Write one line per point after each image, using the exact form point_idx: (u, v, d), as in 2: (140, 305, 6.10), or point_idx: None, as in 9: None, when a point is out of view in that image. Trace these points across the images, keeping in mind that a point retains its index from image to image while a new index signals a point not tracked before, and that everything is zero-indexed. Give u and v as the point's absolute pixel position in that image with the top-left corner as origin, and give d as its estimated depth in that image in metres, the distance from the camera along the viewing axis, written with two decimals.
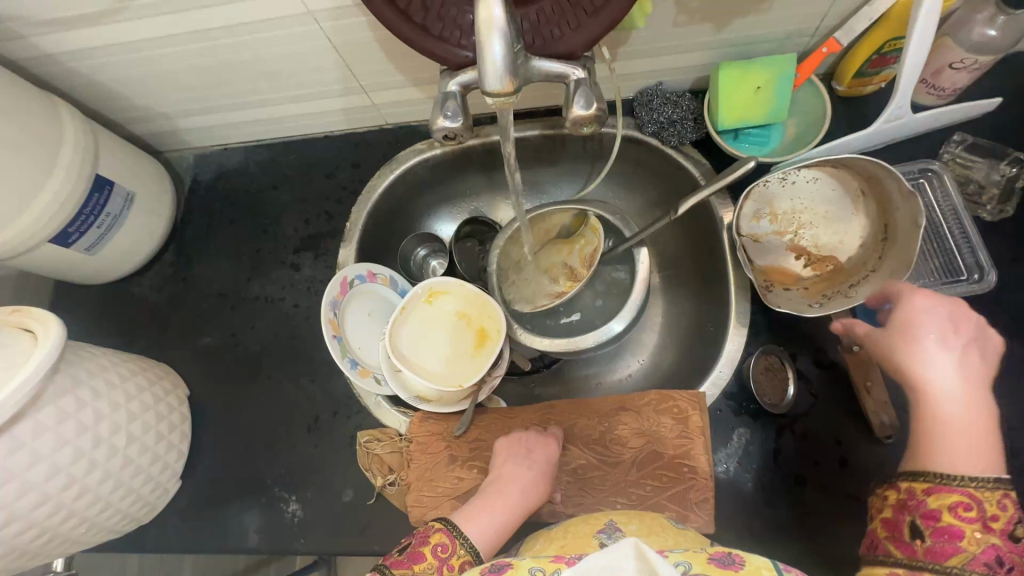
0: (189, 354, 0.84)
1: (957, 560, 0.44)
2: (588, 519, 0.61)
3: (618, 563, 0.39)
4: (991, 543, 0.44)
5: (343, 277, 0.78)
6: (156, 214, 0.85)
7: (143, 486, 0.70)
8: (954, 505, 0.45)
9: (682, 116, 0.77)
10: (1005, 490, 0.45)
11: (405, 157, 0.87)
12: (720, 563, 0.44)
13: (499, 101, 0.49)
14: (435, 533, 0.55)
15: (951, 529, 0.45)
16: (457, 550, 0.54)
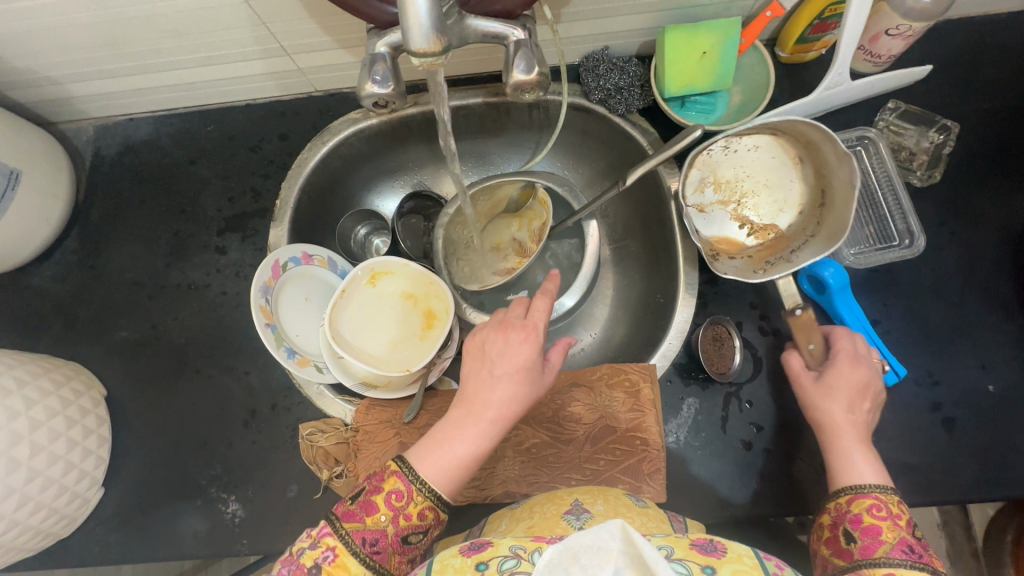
0: (103, 350, 0.76)
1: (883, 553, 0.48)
2: (551, 498, 0.61)
3: (604, 542, 0.38)
4: (905, 539, 0.49)
5: (274, 261, 0.72)
6: (50, 195, 0.75)
7: (56, 498, 0.64)
8: (867, 511, 0.51)
9: (629, 82, 0.75)
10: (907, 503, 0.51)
11: (338, 128, 0.80)
12: (702, 550, 0.45)
13: (425, 62, 0.45)
14: (391, 477, 0.51)
15: (871, 530, 0.50)
16: (415, 498, 0.50)
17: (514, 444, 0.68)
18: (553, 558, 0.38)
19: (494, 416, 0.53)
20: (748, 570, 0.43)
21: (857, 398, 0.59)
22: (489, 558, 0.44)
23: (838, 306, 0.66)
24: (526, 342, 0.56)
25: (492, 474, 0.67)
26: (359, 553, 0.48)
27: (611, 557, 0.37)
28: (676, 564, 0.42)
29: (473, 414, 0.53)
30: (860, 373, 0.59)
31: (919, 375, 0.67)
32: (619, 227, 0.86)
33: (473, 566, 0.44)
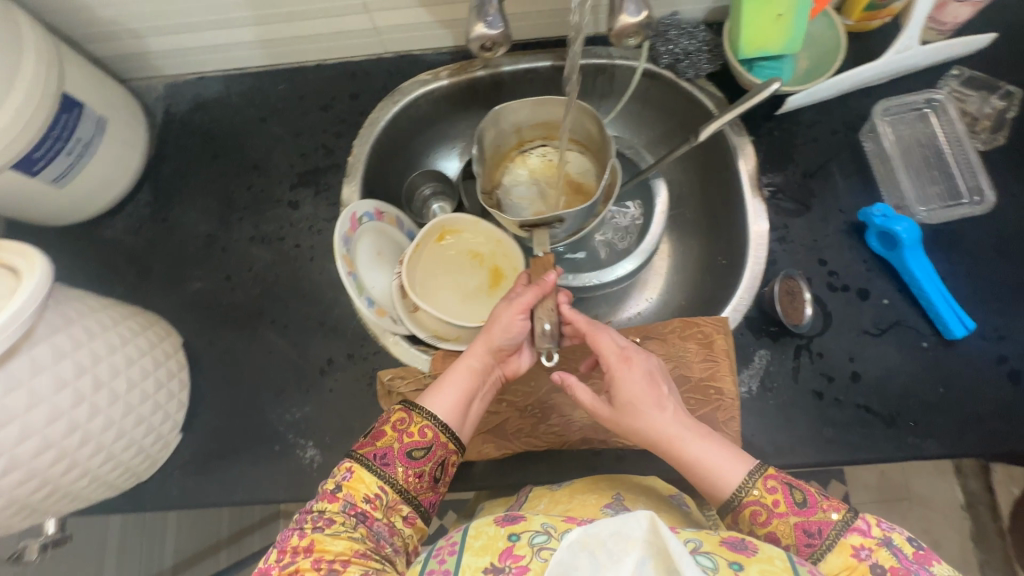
0: (178, 300, 0.77)
1: (789, 540, 0.50)
2: (591, 483, 0.64)
3: (628, 530, 0.41)
4: (796, 525, 0.50)
5: (352, 213, 0.73)
6: (129, 146, 0.76)
7: (144, 436, 0.65)
8: (752, 521, 0.51)
9: (697, 47, 0.78)
10: (767, 474, 0.52)
11: (409, 88, 0.82)
12: (732, 548, 0.45)
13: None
14: (395, 411, 0.55)
15: (771, 536, 0.51)
16: (415, 419, 0.54)
17: (590, 394, 0.69)
18: (575, 541, 0.42)
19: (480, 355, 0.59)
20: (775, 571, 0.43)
21: (661, 395, 0.57)
22: (520, 530, 0.47)
23: (908, 262, 0.68)
24: (523, 314, 0.60)
25: (569, 421, 0.68)
26: (372, 466, 0.52)
27: (635, 544, 0.40)
28: (702, 558, 0.43)
29: (463, 371, 0.58)
30: (636, 370, 0.58)
31: (984, 330, 0.69)
32: (675, 193, 0.86)
33: (505, 535, 0.47)
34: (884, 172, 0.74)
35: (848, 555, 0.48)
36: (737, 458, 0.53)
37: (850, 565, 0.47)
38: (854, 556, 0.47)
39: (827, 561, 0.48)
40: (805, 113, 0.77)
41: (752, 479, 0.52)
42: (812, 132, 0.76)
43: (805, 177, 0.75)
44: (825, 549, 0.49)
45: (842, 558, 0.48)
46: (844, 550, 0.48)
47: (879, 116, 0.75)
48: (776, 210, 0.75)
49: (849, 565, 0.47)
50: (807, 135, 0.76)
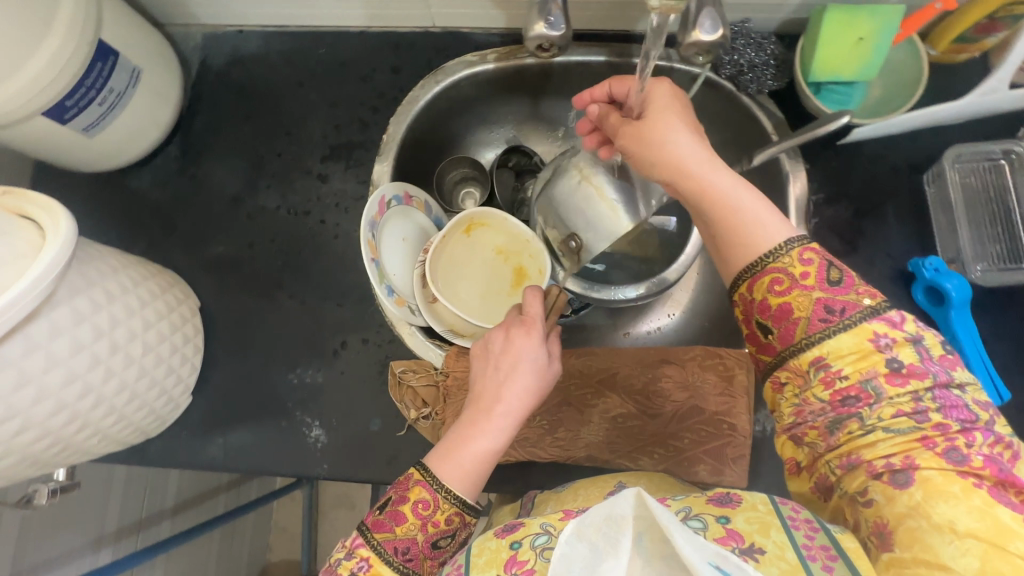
0: (199, 262, 0.77)
1: (803, 332, 0.45)
2: (595, 482, 0.63)
3: (619, 511, 0.40)
4: (818, 300, 0.45)
5: (381, 197, 0.72)
6: (161, 98, 0.74)
7: (155, 399, 0.65)
8: (768, 291, 0.46)
9: (765, 60, 0.73)
10: (807, 246, 0.46)
11: (454, 70, 0.78)
12: (718, 503, 0.45)
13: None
14: (414, 489, 0.53)
15: (784, 309, 0.46)
16: (440, 506, 0.53)
17: (601, 412, 0.69)
18: (573, 533, 0.40)
19: (502, 426, 0.55)
20: (762, 516, 0.42)
21: (693, 124, 0.53)
22: (522, 537, 0.46)
23: (953, 321, 0.65)
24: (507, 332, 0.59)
25: (576, 436, 0.68)
26: (392, 561, 0.52)
27: (628, 523, 0.40)
28: (692, 521, 0.44)
29: (482, 418, 0.55)
30: (665, 96, 0.54)
31: (1020, 401, 0.65)
32: None
33: (508, 546, 0.46)
34: (943, 225, 0.69)
35: (866, 344, 0.43)
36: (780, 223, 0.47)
37: (864, 350, 0.43)
38: (872, 343, 0.43)
39: (839, 346, 0.44)
40: (868, 146, 0.72)
41: (790, 246, 0.46)
42: (872, 168, 0.72)
43: (857, 217, 0.71)
44: (856, 317, 0.44)
45: (859, 341, 0.43)
46: (862, 333, 0.44)
47: (947, 162, 0.69)
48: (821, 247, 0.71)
49: (866, 348, 0.43)
50: (867, 171, 0.72)
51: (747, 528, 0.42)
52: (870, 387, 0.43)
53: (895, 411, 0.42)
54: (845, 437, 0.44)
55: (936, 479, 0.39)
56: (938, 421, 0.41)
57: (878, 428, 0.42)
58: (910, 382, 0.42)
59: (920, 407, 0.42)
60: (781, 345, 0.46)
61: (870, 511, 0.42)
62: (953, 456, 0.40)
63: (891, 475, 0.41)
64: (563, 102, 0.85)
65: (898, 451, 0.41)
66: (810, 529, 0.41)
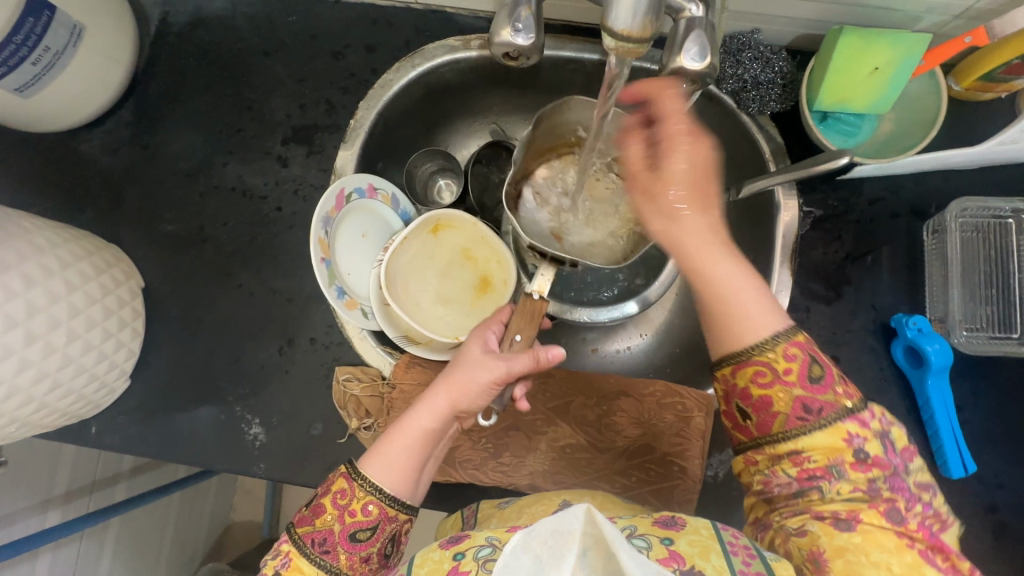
0: (146, 239, 0.72)
1: (780, 426, 0.45)
2: (541, 498, 0.61)
3: (567, 523, 0.38)
4: (797, 398, 0.44)
5: (338, 190, 0.67)
6: (112, 59, 0.68)
7: (86, 387, 0.62)
8: (752, 379, 0.45)
9: (771, 78, 0.65)
10: (794, 339, 0.45)
11: (433, 53, 0.71)
12: (663, 526, 0.46)
13: (624, 48, 0.40)
14: (337, 479, 0.51)
15: (765, 400, 0.45)
16: (357, 494, 0.50)
17: (549, 440, 0.66)
18: (518, 545, 0.38)
19: (431, 412, 0.53)
20: (703, 540, 0.44)
21: (707, 191, 0.47)
22: (465, 548, 0.45)
23: (928, 388, 0.62)
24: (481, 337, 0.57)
25: (520, 463, 0.65)
26: (310, 554, 0.48)
27: (575, 539, 0.37)
28: (636, 539, 0.44)
29: (422, 414, 0.53)
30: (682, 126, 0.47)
31: (985, 474, 0.62)
32: None
33: (450, 558, 0.44)
34: (937, 283, 0.65)
35: (840, 440, 0.43)
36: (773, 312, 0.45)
37: (836, 446, 0.43)
38: (846, 440, 0.43)
39: (815, 441, 0.43)
40: (868, 185, 0.67)
41: (779, 339, 0.45)
42: (870, 210, 0.66)
43: (845, 261, 0.66)
44: (833, 416, 0.43)
45: (832, 438, 0.43)
46: (836, 432, 0.43)
47: (952, 214, 0.64)
48: (803, 290, 0.66)
49: (838, 441, 0.43)
50: (864, 212, 0.67)
51: (689, 550, 0.43)
52: (836, 471, 0.43)
53: (852, 489, 0.42)
54: (806, 501, 0.44)
55: (876, 534, 0.41)
56: (887, 497, 0.42)
57: (837, 500, 0.43)
58: (872, 470, 0.42)
59: (873, 485, 0.42)
60: (759, 432, 0.46)
61: (804, 540, 0.43)
62: (892, 516, 0.42)
63: (834, 523, 0.42)
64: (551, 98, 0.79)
65: (847, 506, 0.42)
66: (747, 555, 0.43)
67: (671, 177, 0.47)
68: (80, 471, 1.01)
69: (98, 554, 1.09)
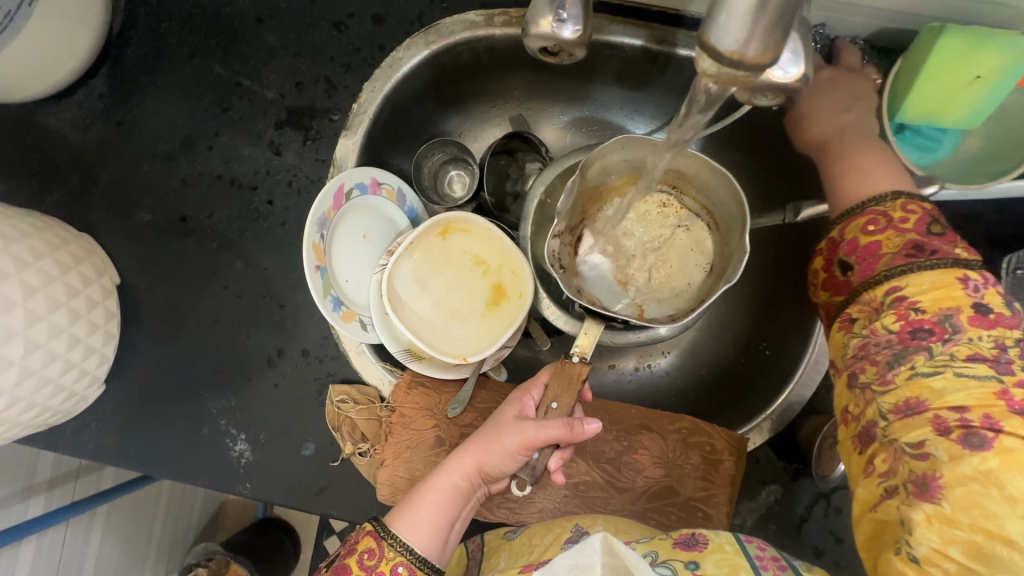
0: (122, 230, 0.65)
1: (884, 267, 0.43)
2: (550, 525, 0.55)
3: (586, 559, 0.39)
4: (970, 310, 0.39)
5: (337, 186, 0.59)
6: (79, 21, 0.59)
7: (52, 398, 0.56)
8: (864, 229, 0.46)
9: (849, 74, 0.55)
10: (967, 273, 0.41)
11: (450, 28, 0.62)
12: (685, 548, 0.43)
13: (725, 74, 0.29)
14: (363, 538, 0.51)
15: (874, 257, 0.44)
16: (385, 554, 0.50)
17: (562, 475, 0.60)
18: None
19: (459, 470, 0.53)
20: (730, 558, 0.41)
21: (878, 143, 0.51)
22: None
23: None
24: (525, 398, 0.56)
25: (529, 500, 0.60)
26: None
27: (595, 570, 0.39)
28: (660, 567, 0.41)
29: (455, 474, 0.53)
30: (854, 118, 0.54)
31: None
32: None
33: None
34: None
35: (988, 378, 0.37)
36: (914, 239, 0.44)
37: (972, 348, 0.38)
38: (1002, 378, 0.37)
39: (972, 384, 0.37)
40: (943, 209, 0.58)
41: (942, 268, 0.41)
42: None
43: None
44: (959, 308, 0.39)
45: (977, 359, 0.38)
46: (971, 335, 0.39)
47: None
48: None
49: (990, 392, 0.37)
50: None
51: (716, 573, 0.40)
52: (968, 416, 0.37)
53: (959, 413, 0.37)
54: (902, 394, 0.40)
55: (980, 493, 0.35)
56: (1004, 442, 0.36)
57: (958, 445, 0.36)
58: (1020, 452, 0.35)
59: (997, 432, 0.36)
60: (861, 278, 0.45)
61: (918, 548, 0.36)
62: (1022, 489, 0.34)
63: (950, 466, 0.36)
64: (583, 86, 0.70)
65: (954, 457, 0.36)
66: (777, 568, 0.41)
67: (826, 118, 0.54)
68: (65, 458, 0.97)
69: (86, 538, 1.06)
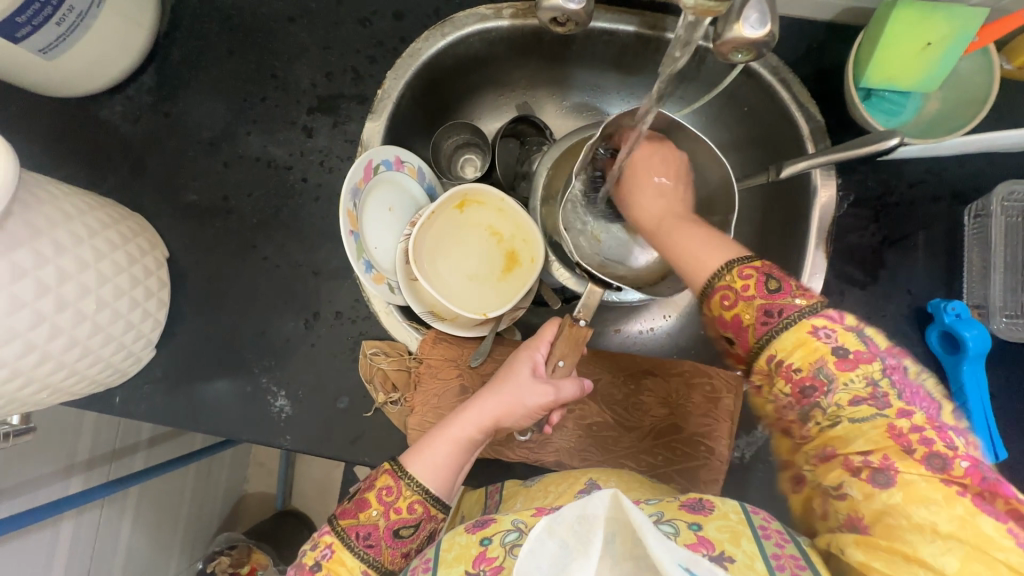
0: (169, 209, 0.71)
1: (755, 337, 0.46)
2: (566, 475, 0.60)
3: (591, 510, 0.37)
4: (762, 306, 0.46)
5: (367, 161, 0.66)
6: (133, 21, 0.66)
7: (114, 356, 0.62)
8: (719, 306, 0.48)
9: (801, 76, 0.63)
10: (748, 263, 0.48)
11: (464, 21, 0.69)
12: (691, 510, 0.45)
13: (700, 7, 0.35)
14: (382, 475, 0.52)
15: (734, 321, 0.47)
16: (403, 493, 0.51)
17: (576, 417, 0.66)
18: (543, 529, 0.37)
19: (478, 424, 0.55)
20: (733, 525, 0.43)
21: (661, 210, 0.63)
22: (491, 534, 0.44)
23: (964, 373, 0.61)
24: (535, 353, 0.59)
25: (546, 441, 0.65)
26: (354, 546, 0.50)
27: (600, 524, 0.36)
28: (664, 525, 0.42)
29: (469, 422, 0.55)
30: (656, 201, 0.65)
31: (1016, 461, 0.62)
32: (732, 208, 0.74)
33: (477, 542, 0.44)
34: (975, 268, 0.64)
35: (805, 338, 0.44)
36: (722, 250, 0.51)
37: (804, 341, 0.44)
38: (811, 334, 0.44)
39: (783, 343, 0.45)
40: (909, 167, 0.65)
41: (718, 276, 0.49)
42: (910, 192, 0.65)
43: (882, 244, 0.65)
44: (773, 333, 0.45)
45: (799, 336, 0.45)
46: (800, 329, 0.45)
47: (999, 198, 0.62)
48: (838, 272, 0.65)
49: (806, 341, 0.44)
50: (904, 195, 0.65)
51: (718, 536, 0.41)
52: (823, 375, 0.44)
53: (852, 397, 0.43)
54: (820, 429, 0.45)
55: (918, 486, 0.39)
56: (902, 407, 0.42)
57: (842, 418, 0.43)
58: (859, 367, 0.43)
59: (877, 391, 0.42)
60: (743, 352, 0.48)
61: (843, 505, 0.42)
62: (935, 463, 0.39)
63: (873, 474, 0.41)
64: (583, 72, 0.77)
65: (877, 451, 0.41)
66: (780, 539, 0.42)
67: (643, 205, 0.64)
68: (103, 439, 0.98)
69: (119, 524, 1.07)
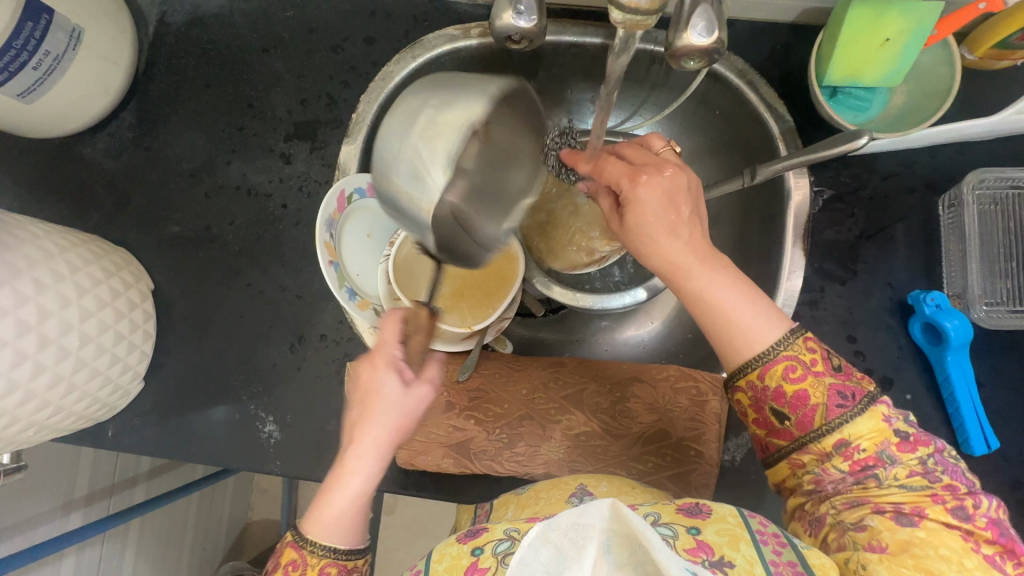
0: (153, 241, 0.72)
1: (821, 419, 0.44)
2: (556, 483, 0.60)
3: (587, 519, 0.34)
4: (829, 386, 0.44)
5: (340, 192, 0.67)
6: (111, 60, 0.68)
7: (100, 390, 0.62)
8: (782, 378, 0.45)
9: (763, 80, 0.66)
10: (808, 335, 0.46)
11: (433, 43, 0.70)
12: (688, 514, 0.43)
13: (630, 21, 0.37)
14: (285, 550, 0.47)
15: (800, 398, 0.44)
16: (310, 562, 0.45)
17: (562, 428, 0.66)
18: (537, 536, 0.34)
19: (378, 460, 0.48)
20: (731, 528, 0.41)
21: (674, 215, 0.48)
22: (483, 543, 0.43)
23: (949, 364, 0.61)
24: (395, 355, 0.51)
25: (535, 452, 0.65)
26: None
27: (596, 532, 0.34)
28: (662, 528, 0.41)
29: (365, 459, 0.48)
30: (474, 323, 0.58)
31: (1009, 451, 0.62)
32: (711, 211, 0.74)
33: (469, 551, 0.43)
34: (954, 257, 0.64)
35: (879, 423, 0.43)
36: (768, 316, 0.46)
37: (879, 429, 0.43)
38: (884, 420, 0.43)
39: (857, 427, 0.43)
40: (880, 161, 0.66)
41: (780, 350, 0.45)
42: (883, 186, 0.65)
43: (860, 238, 0.65)
44: (851, 415, 0.43)
45: (873, 420, 0.43)
46: (875, 415, 0.43)
47: (970, 186, 0.62)
48: (817, 270, 0.65)
49: (878, 425, 0.43)
50: (877, 188, 0.65)
51: (717, 540, 0.40)
52: (886, 455, 0.43)
53: (909, 471, 0.42)
54: (860, 490, 0.43)
55: (941, 532, 0.40)
56: (948, 480, 0.42)
57: (897, 487, 0.42)
58: (917, 449, 0.43)
59: (929, 468, 0.43)
60: (800, 431, 0.45)
61: (862, 535, 0.41)
62: (959, 514, 0.41)
63: (896, 516, 0.41)
64: (557, 84, 0.78)
65: (910, 501, 0.42)
66: (777, 544, 0.41)
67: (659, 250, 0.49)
68: (100, 473, 0.97)
69: (120, 557, 1.06)
